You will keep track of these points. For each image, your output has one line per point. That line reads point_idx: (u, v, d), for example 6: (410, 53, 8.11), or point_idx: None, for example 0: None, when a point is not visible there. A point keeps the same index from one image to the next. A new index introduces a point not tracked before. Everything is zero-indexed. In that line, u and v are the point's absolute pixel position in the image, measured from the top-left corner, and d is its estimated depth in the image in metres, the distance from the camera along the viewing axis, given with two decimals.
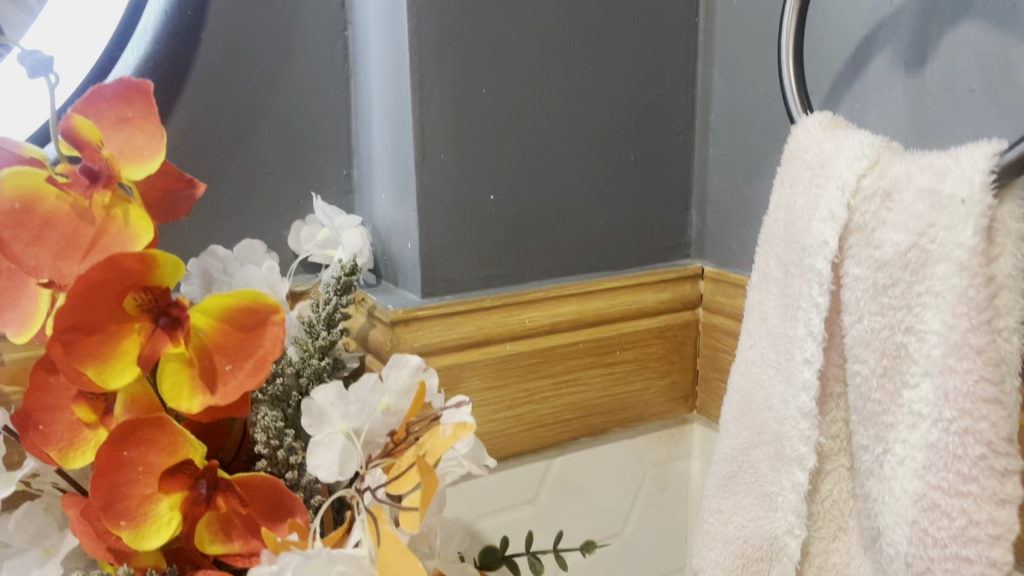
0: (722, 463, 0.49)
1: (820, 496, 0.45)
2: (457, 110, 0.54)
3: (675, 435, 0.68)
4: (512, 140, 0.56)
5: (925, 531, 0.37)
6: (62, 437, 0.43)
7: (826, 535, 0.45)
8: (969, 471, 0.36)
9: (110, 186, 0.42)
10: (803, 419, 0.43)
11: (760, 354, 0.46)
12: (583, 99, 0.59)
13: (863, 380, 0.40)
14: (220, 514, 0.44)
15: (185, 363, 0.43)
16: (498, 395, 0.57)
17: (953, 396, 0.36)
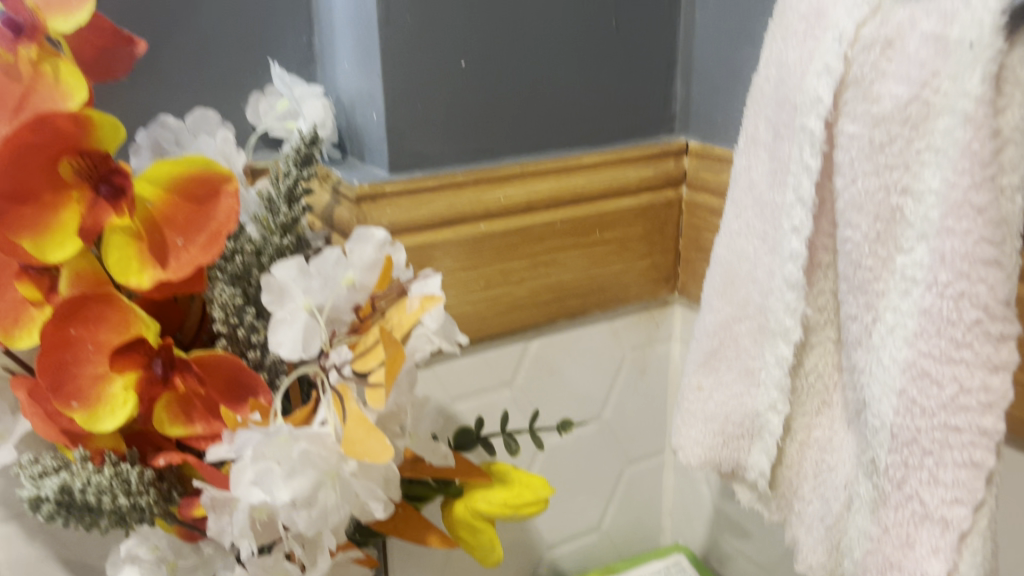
0: (703, 340, 0.47)
1: (804, 370, 0.43)
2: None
3: (656, 317, 0.66)
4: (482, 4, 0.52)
5: (914, 401, 0.36)
6: (5, 314, 0.40)
7: (810, 410, 0.44)
8: (962, 337, 0.34)
9: (36, 39, 0.38)
10: (789, 291, 0.41)
11: (746, 224, 0.44)
12: None
13: (855, 246, 0.38)
14: (179, 395, 0.42)
15: (132, 236, 0.40)
16: (472, 275, 0.55)
17: (950, 259, 0.34)
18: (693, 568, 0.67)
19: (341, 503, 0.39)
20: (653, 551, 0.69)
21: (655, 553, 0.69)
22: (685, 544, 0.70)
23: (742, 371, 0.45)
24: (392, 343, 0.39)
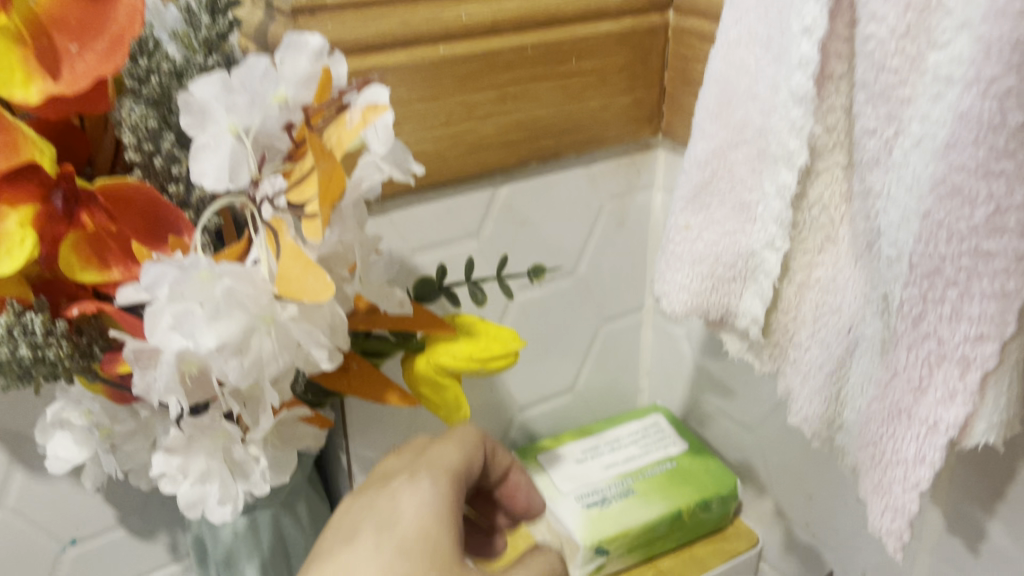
0: (692, 173, 0.42)
1: (807, 202, 0.38)
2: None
3: (637, 162, 0.60)
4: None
5: (940, 225, 0.31)
6: None
7: (811, 248, 0.39)
8: (1005, 145, 0.28)
9: None
10: (796, 107, 0.36)
11: (748, 30, 0.38)
12: None
13: (879, 45, 0.32)
14: (87, 234, 0.36)
15: (12, 39, 0.33)
16: (430, 108, 0.48)
17: (997, 50, 0.28)
18: (672, 429, 0.64)
19: (279, 352, 0.34)
20: (630, 413, 0.66)
21: (631, 415, 0.66)
22: (663, 406, 0.67)
23: (736, 206, 0.40)
24: (325, 160, 0.33)
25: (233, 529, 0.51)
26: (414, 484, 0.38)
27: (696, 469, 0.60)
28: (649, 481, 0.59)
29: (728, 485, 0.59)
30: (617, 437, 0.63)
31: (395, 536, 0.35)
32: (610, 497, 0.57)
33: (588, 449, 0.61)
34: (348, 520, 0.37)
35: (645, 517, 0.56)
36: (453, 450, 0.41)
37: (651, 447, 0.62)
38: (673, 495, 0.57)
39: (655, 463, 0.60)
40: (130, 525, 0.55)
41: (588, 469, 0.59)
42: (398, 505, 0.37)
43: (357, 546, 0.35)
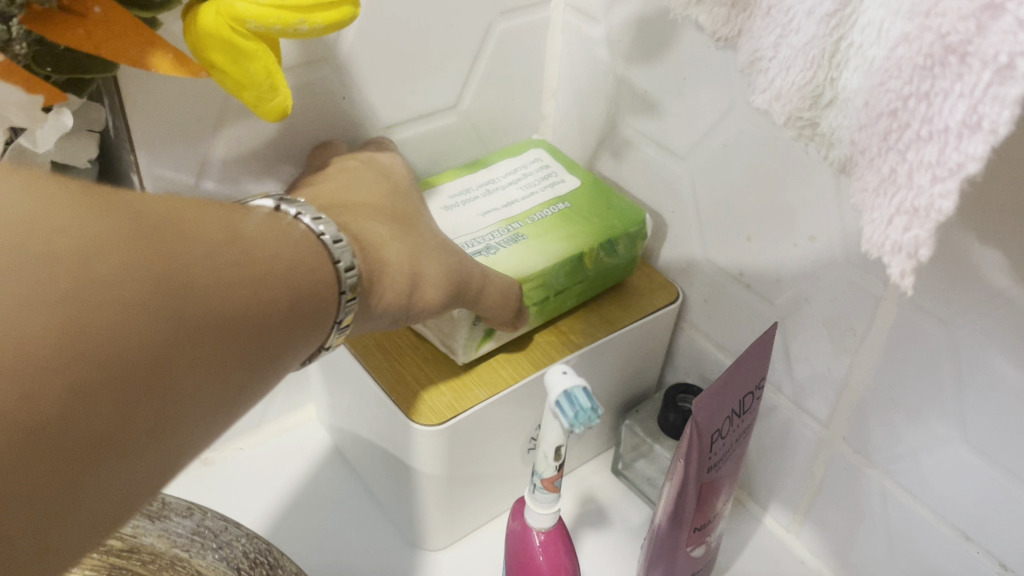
0: None
1: None
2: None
3: None
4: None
5: None
6: None
7: None
8: None
9: None
10: None
11: None
12: None
13: None
14: None
15: None
16: None
17: None
18: (558, 165, 0.51)
19: None
20: (502, 150, 0.52)
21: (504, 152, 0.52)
22: (538, 140, 0.53)
23: None
24: None
25: None
26: (383, 163, 0.43)
27: (594, 207, 0.48)
28: (539, 225, 0.46)
29: (636, 221, 0.46)
30: (493, 177, 0.49)
31: (384, 182, 0.41)
32: (494, 245, 0.44)
33: (457, 194, 0.48)
34: (333, 176, 0.41)
35: (541, 265, 0.43)
36: (397, 153, 0.45)
37: (536, 187, 0.49)
38: (572, 238, 0.45)
39: (544, 206, 0.48)
40: None
41: (461, 218, 0.46)
42: (377, 168, 0.42)
43: (351, 188, 0.39)
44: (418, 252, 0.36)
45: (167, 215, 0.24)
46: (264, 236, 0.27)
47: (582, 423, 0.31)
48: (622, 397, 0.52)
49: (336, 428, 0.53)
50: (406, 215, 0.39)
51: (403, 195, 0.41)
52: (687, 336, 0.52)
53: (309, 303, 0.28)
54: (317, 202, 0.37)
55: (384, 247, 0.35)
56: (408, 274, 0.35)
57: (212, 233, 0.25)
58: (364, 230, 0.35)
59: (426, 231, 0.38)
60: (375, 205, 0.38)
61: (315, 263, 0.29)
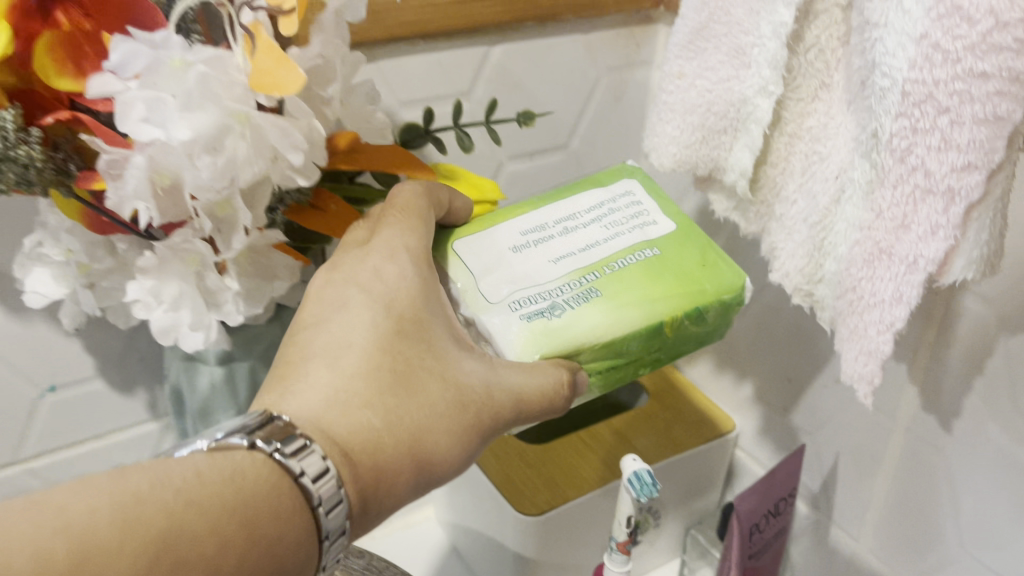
0: (688, 17, 0.41)
1: (803, 45, 0.37)
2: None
3: (637, 37, 0.57)
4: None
5: (936, 48, 0.30)
6: None
7: (804, 96, 0.38)
8: None
9: None
10: None
11: None
12: None
13: None
14: (64, 36, 0.36)
15: None
16: None
17: None
18: (650, 200, 0.45)
19: (252, 158, 0.35)
20: (586, 175, 0.46)
21: (588, 181, 0.46)
22: (632, 162, 0.47)
23: (732, 51, 0.39)
24: None
25: (211, 378, 0.51)
26: (396, 246, 0.38)
27: (684, 267, 0.42)
28: (618, 280, 0.41)
29: (726, 288, 0.41)
30: (574, 211, 0.44)
31: (385, 324, 0.35)
32: (561, 304, 0.39)
33: (532, 232, 0.43)
34: (324, 323, 0.35)
35: (612, 332, 0.39)
36: (419, 213, 0.40)
37: (622, 227, 0.43)
38: (652, 300, 0.40)
39: (628, 252, 0.42)
40: (109, 377, 0.57)
41: (531, 266, 0.41)
42: (385, 280, 0.36)
43: (344, 345, 0.34)
44: (419, 443, 0.33)
45: (65, 553, 0.23)
46: (205, 510, 0.25)
47: (646, 493, 0.42)
48: (688, 511, 0.62)
49: (451, 525, 0.64)
50: (411, 387, 0.34)
51: (412, 332, 0.35)
52: (743, 460, 0.62)
53: (272, 562, 0.27)
54: (303, 367, 0.33)
55: (379, 449, 0.32)
56: (411, 468, 0.33)
57: (128, 555, 0.23)
58: (355, 436, 0.31)
59: (432, 387, 0.34)
60: (369, 386, 0.33)
61: (278, 526, 0.27)
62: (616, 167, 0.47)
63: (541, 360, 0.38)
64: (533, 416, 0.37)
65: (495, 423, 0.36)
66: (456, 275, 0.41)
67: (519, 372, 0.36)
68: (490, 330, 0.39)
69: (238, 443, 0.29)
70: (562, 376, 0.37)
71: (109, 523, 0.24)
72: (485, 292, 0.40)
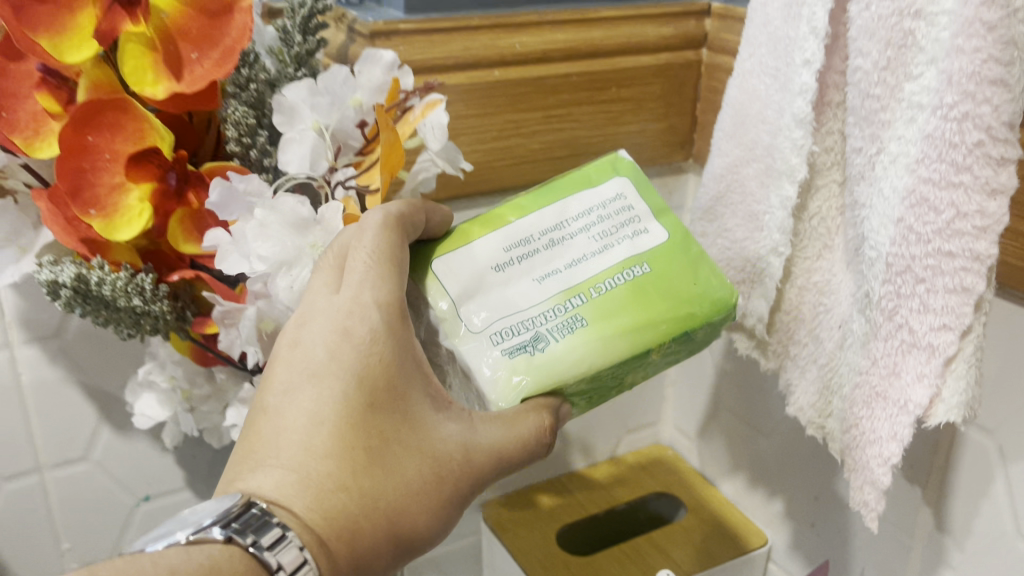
0: (710, 185, 0.48)
1: (807, 213, 0.44)
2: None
3: (669, 185, 0.66)
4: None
5: (910, 229, 0.36)
6: (27, 125, 0.43)
7: (811, 255, 0.44)
8: (963, 161, 0.34)
9: None
10: (798, 128, 0.41)
11: (759, 63, 0.43)
12: None
13: (864, 75, 0.37)
14: (192, 212, 0.44)
15: (148, 47, 0.41)
16: (483, 123, 0.55)
17: (957, 80, 0.33)
18: (643, 204, 0.41)
19: None
20: (573, 171, 0.42)
21: (578, 179, 0.42)
22: (625, 156, 0.43)
23: (747, 216, 0.46)
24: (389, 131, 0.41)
25: None
26: (365, 302, 0.35)
27: (673, 285, 0.39)
28: (604, 304, 0.38)
29: (714, 308, 0.39)
30: (562, 219, 0.41)
31: (355, 397, 0.34)
32: (544, 334, 0.38)
33: (516, 246, 0.40)
34: (295, 394, 0.35)
35: (596, 364, 0.37)
36: (390, 251, 0.37)
37: (612, 238, 0.40)
38: (638, 327, 0.38)
39: (617, 269, 0.39)
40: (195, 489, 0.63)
41: (516, 290, 0.39)
42: (354, 345, 0.35)
43: (314, 422, 0.34)
44: (394, 522, 0.34)
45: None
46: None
47: None
48: None
49: None
50: (381, 463, 0.34)
51: (385, 403, 0.35)
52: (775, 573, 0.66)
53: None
54: (276, 444, 0.34)
55: (356, 532, 0.33)
56: (386, 544, 0.34)
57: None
58: (330, 523, 0.33)
59: (406, 463, 0.35)
60: (342, 468, 0.33)
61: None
62: (607, 160, 0.43)
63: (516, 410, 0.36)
64: (513, 465, 0.37)
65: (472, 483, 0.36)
66: (434, 302, 0.39)
67: (497, 428, 0.36)
68: (473, 370, 0.37)
69: (215, 536, 0.31)
70: (544, 422, 0.36)
71: None
72: (466, 321, 0.38)
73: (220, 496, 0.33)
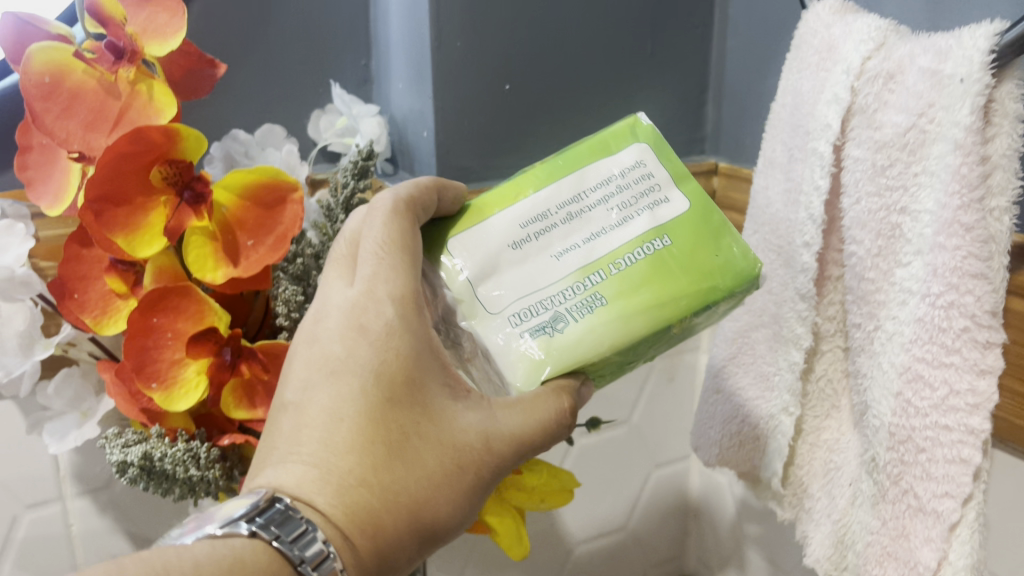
0: (723, 346, 0.51)
1: (814, 375, 0.47)
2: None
3: None
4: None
5: (908, 402, 0.39)
6: (96, 306, 0.46)
7: (820, 413, 0.48)
8: (952, 343, 0.37)
9: (134, 62, 0.43)
10: (801, 301, 0.45)
11: (762, 239, 0.48)
12: (599, 9, 0.60)
13: (859, 260, 0.41)
14: (244, 380, 0.47)
15: (209, 237, 0.45)
16: None
17: (941, 271, 0.37)
18: (663, 170, 0.39)
19: None
20: (591, 137, 0.40)
21: (595, 147, 0.40)
22: (645, 119, 0.41)
23: (759, 376, 0.49)
24: None
25: None
26: (379, 296, 0.36)
27: (698, 257, 0.37)
28: (625, 281, 0.37)
29: (739, 281, 0.37)
30: (579, 190, 0.39)
31: (373, 393, 0.35)
32: (563, 315, 0.37)
33: (532, 222, 0.38)
34: (314, 389, 0.35)
35: (616, 343, 0.36)
36: (402, 236, 0.37)
37: (632, 208, 0.39)
38: (659, 303, 0.37)
39: (637, 243, 0.38)
40: None
41: (533, 266, 0.38)
42: (370, 341, 0.35)
43: (334, 419, 0.34)
44: (416, 515, 0.34)
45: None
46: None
47: None
48: None
49: None
50: (402, 455, 0.34)
51: (405, 398, 0.35)
52: None
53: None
54: (298, 440, 0.34)
55: (378, 526, 0.33)
56: (411, 537, 0.34)
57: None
58: (352, 517, 0.33)
59: (427, 455, 0.35)
60: (362, 463, 0.34)
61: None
62: (626, 124, 0.41)
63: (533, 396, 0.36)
64: (532, 448, 0.37)
65: (493, 470, 0.36)
66: (451, 279, 0.38)
67: (517, 416, 0.36)
68: (491, 350, 0.37)
69: (239, 529, 0.31)
70: (564, 406, 0.36)
71: None
72: (483, 300, 0.37)
73: (247, 491, 0.33)
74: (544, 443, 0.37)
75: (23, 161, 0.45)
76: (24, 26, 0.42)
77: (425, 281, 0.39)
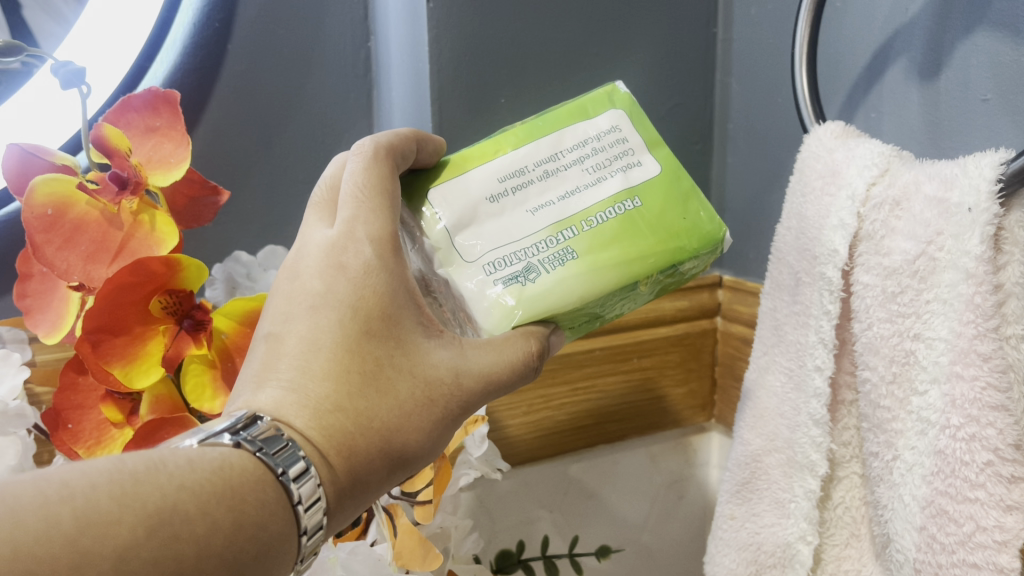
0: (735, 470, 0.49)
1: (832, 502, 0.45)
2: (474, 91, 0.55)
3: (693, 443, 0.70)
4: (533, 96, 0.58)
5: (933, 537, 0.37)
6: (90, 436, 0.45)
7: (839, 541, 0.46)
8: (976, 477, 0.36)
9: (138, 193, 0.43)
10: (815, 426, 0.44)
11: (773, 361, 0.47)
12: None
13: (873, 386, 0.40)
14: None
15: (208, 364, 0.44)
16: (515, 401, 0.60)
17: (960, 403, 0.36)
18: (636, 136, 0.42)
19: None
20: (571, 101, 0.43)
21: (573, 110, 0.42)
22: (622, 87, 0.43)
23: (774, 502, 0.47)
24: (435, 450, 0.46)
25: None
26: (359, 236, 0.35)
27: (665, 219, 0.40)
28: (595, 237, 0.39)
29: (705, 243, 0.40)
30: (556, 150, 0.41)
31: (351, 325, 0.33)
32: (537, 266, 0.38)
33: (509, 176, 0.40)
34: (293, 322, 0.34)
35: (585, 297, 0.38)
36: (381, 182, 0.37)
37: (605, 170, 0.41)
38: (627, 261, 0.39)
39: (609, 203, 0.40)
40: None
41: (509, 220, 0.39)
42: (349, 277, 0.34)
43: (312, 348, 0.33)
44: (390, 443, 0.33)
45: (70, 518, 0.22)
46: (197, 493, 0.25)
47: None
48: None
49: None
50: (379, 381, 0.33)
51: (380, 330, 0.34)
52: None
53: (256, 547, 0.26)
54: (275, 367, 0.33)
55: (354, 450, 0.31)
56: (384, 463, 0.33)
57: (125, 525, 0.22)
58: (330, 438, 0.31)
59: (401, 385, 0.33)
60: (338, 390, 0.32)
61: (264, 517, 0.27)
62: (603, 92, 0.43)
63: (505, 342, 0.36)
64: (497, 388, 0.37)
65: (463, 405, 0.36)
66: (429, 228, 0.39)
67: (488, 354, 0.36)
68: (465, 297, 0.38)
69: (222, 440, 0.28)
70: (531, 348, 0.37)
71: (108, 497, 0.23)
72: (460, 249, 0.39)
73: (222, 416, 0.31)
74: (505, 387, 0.37)
75: (23, 289, 0.44)
76: (29, 156, 0.42)
77: (405, 228, 0.40)
